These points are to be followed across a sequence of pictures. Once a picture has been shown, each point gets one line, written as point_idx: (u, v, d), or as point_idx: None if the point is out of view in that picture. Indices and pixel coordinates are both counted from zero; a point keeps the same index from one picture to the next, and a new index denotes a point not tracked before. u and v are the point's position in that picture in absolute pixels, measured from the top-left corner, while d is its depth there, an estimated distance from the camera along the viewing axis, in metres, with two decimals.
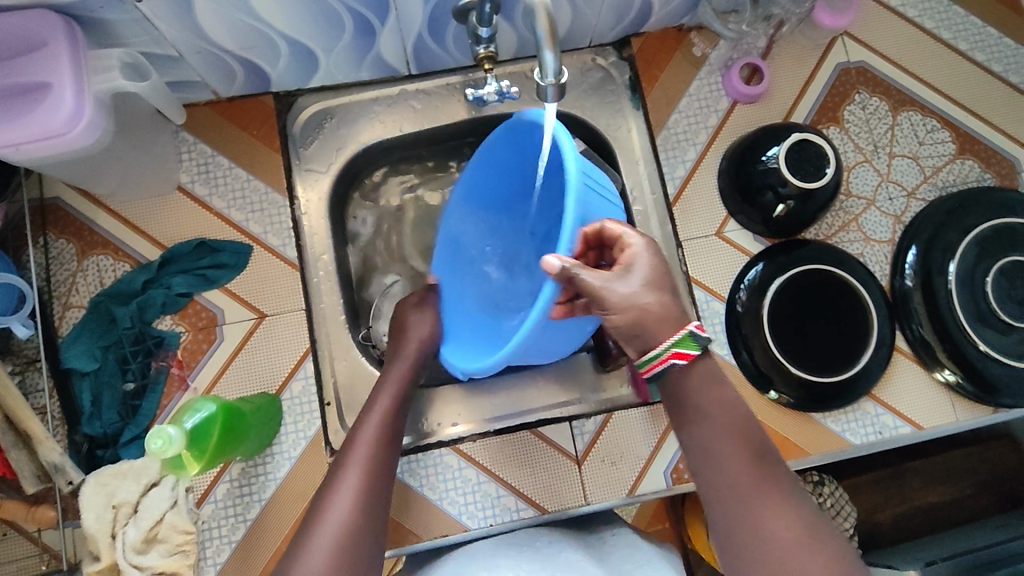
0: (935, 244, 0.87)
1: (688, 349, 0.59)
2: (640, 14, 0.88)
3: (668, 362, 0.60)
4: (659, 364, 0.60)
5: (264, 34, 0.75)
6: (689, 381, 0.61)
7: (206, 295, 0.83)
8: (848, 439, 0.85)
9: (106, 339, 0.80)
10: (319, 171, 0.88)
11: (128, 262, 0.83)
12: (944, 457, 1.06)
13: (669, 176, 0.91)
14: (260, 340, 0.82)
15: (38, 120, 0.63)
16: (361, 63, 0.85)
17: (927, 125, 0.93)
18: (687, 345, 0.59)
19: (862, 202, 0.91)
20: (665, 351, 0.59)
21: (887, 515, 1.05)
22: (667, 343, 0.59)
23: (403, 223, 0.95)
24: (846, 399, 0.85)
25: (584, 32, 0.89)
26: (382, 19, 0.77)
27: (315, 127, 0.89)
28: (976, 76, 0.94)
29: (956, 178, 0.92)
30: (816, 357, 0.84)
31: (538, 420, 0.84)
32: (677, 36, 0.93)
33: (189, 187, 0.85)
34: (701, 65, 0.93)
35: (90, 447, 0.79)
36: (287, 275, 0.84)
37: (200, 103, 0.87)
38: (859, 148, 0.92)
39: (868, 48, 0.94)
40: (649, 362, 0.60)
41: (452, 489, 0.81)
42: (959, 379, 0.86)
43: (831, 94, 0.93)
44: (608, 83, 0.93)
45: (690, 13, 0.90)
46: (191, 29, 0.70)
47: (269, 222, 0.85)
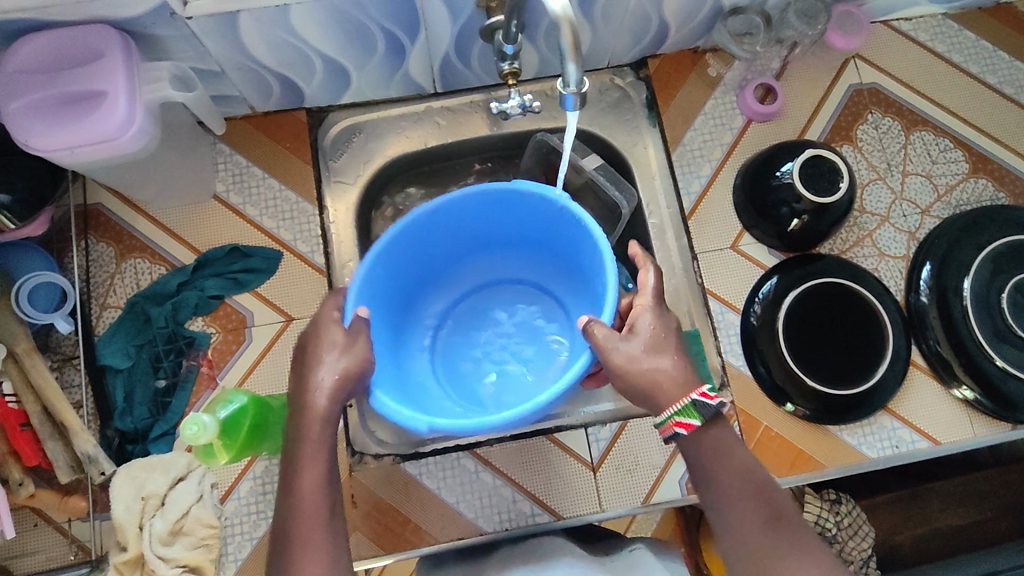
0: (950, 260, 0.88)
1: (688, 419, 0.60)
2: (658, 36, 0.91)
3: (671, 430, 0.61)
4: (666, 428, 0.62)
5: (302, 51, 0.79)
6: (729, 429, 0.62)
7: (237, 299, 0.86)
8: (864, 452, 0.85)
9: (140, 338, 0.83)
10: (347, 183, 0.91)
11: (164, 266, 0.86)
12: (963, 479, 1.05)
13: (685, 191, 0.93)
14: (286, 342, 0.85)
15: (93, 126, 0.68)
16: (390, 81, 0.90)
17: (939, 144, 0.95)
18: (690, 414, 0.60)
19: (875, 219, 0.92)
20: (665, 418, 0.62)
21: (906, 536, 1.03)
22: (672, 407, 0.61)
23: None
24: (862, 412, 0.85)
25: (603, 53, 0.93)
26: (412, 37, 0.81)
27: (344, 141, 0.93)
28: (988, 98, 0.96)
29: (970, 197, 0.93)
30: (831, 369, 0.85)
31: (554, 426, 0.85)
32: (692, 58, 0.97)
33: (224, 196, 0.89)
34: (716, 85, 0.96)
35: (120, 442, 0.81)
36: (315, 280, 0.88)
37: (238, 118, 0.91)
38: (872, 166, 0.94)
39: (880, 70, 0.97)
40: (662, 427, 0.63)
41: (468, 493, 0.82)
42: (976, 396, 0.86)
43: (844, 114, 0.95)
44: (625, 102, 0.96)
45: (705, 35, 0.94)
46: (236, 46, 0.75)
47: (299, 230, 0.89)
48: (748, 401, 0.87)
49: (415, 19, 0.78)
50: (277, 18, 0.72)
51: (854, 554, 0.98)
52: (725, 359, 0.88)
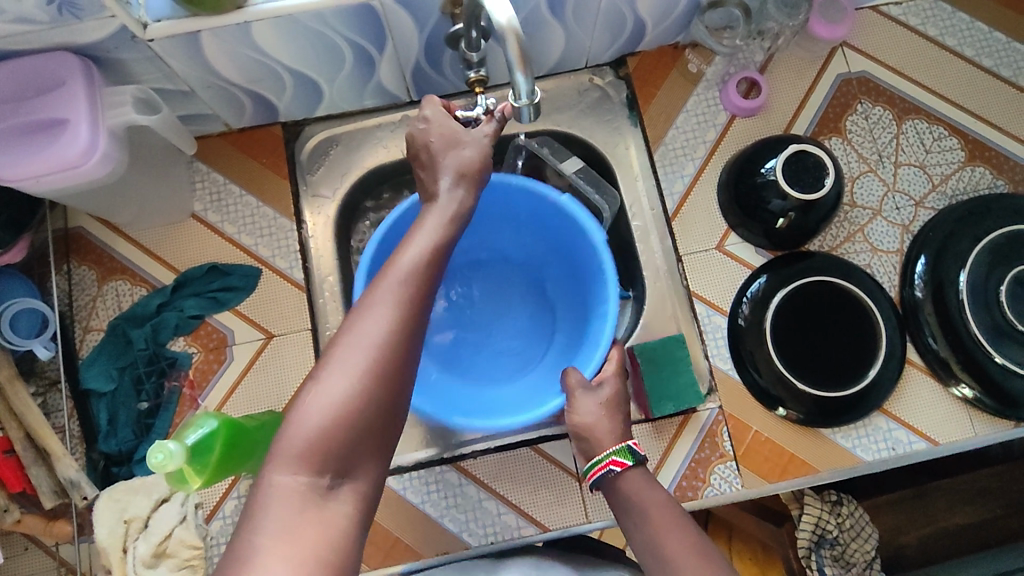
0: (945, 253, 0.85)
1: (625, 457, 0.68)
2: (635, 34, 0.89)
3: (606, 468, 0.69)
4: (599, 467, 0.69)
5: (270, 67, 0.79)
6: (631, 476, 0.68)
7: (217, 317, 0.86)
8: (859, 454, 0.83)
9: (122, 360, 0.83)
10: (325, 196, 0.91)
11: (144, 287, 0.86)
12: (973, 477, 1.01)
13: (668, 192, 0.91)
14: (267, 360, 0.85)
15: (55, 154, 0.68)
16: (363, 92, 0.89)
17: (933, 132, 0.91)
18: (626, 454, 0.69)
19: (867, 212, 0.89)
20: (604, 455, 0.69)
21: (913, 537, 1.00)
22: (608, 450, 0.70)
23: None
24: (857, 413, 0.83)
25: (580, 53, 0.91)
26: (380, 48, 0.80)
27: (321, 155, 0.92)
28: (984, 82, 0.92)
29: (967, 185, 0.90)
30: (823, 370, 0.83)
31: (538, 437, 0.83)
32: (673, 54, 0.94)
33: (202, 215, 0.89)
34: (697, 81, 0.93)
35: (106, 464, 0.81)
36: (294, 296, 0.87)
37: (213, 135, 0.91)
38: (862, 158, 0.91)
39: (870, 58, 0.93)
40: (594, 466, 0.70)
41: (453, 506, 0.81)
42: (977, 394, 0.83)
43: (833, 105, 0.92)
44: (605, 102, 0.94)
45: (684, 30, 0.91)
46: (201, 65, 0.75)
47: (277, 246, 0.89)
48: (737, 406, 0.84)
49: (380, 30, 0.77)
50: (240, 36, 0.71)
51: (857, 556, 0.96)
52: (712, 363, 0.86)
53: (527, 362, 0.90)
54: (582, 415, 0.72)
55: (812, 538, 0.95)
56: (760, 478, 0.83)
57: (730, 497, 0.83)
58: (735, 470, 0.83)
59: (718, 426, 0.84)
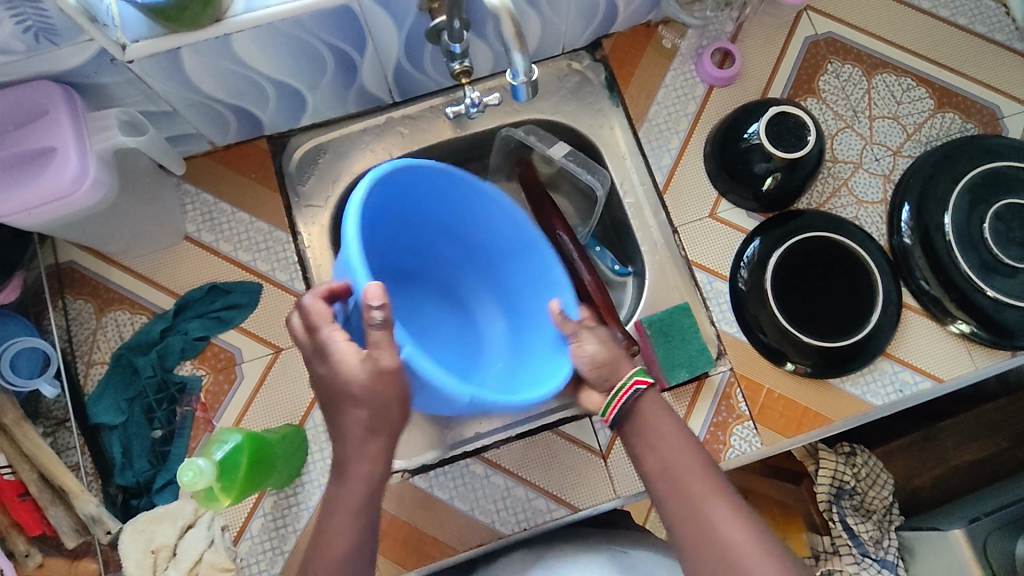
0: (928, 197, 0.88)
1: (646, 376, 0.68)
2: (608, 16, 0.91)
3: (632, 389, 0.67)
4: (626, 391, 0.67)
5: (252, 80, 0.78)
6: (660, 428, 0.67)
7: (222, 337, 0.85)
8: (870, 400, 0.85)
9: (130, 391, 0.82)
10: (318, 206, 0.91)
11: (145, 314, 0.85)
12: (976, 413, 1.04)
13: (657, 166, 0.93)
14: (278, 374, 0.84)
15: (46, 183, 0.67)
16: (346, 97, 0.89)
17: (902, 84, 0.94)
18: (645, 372, 0.68)
19: (849, 166, 0.92)
20: (626, 379, 0.67)
21: (926, 479, 1.03)
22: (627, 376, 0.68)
23: None
24: (862, 360, 0.85)
25: (556, 40, 0.93)
26: (360, 51, 0.80)
27: (310, 163, 0.92)
28: (944, 32, 0.96)
29: (939, 131, 0.93)
30: (825, 323, 0.85)
31: (560, 420, 0.84)
32: (646, 32, 0.97)
33: (196, 236, 0.88)
34: (672, 56, 0.96)
35: (124, 497, 0.80)
36: None
37: (199, 155, 0.90)
38: (838, 115, 0.93)
39: (834, 19, 0.96)
40: (618, 394, 0.67)
41: (482, 499, 0.81)
42: (973, 329, 0.86)
43: (804, 67, 0.95)
44: (586, 86, 0.97)
45: (655, 9, 0.94)
46: (183, 83, 0.74)
47: (275, 259, 0.88)
48: (748, 367, 0.86)
49: (361, 32, 0.77)
50: (220, 50, 0.71)
51: (876, 503, 0.98)
52: (719, 328, 0.87)
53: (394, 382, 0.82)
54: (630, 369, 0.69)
55: (831, 491, 0.96)
56: (778, 434, 0.84)
57: (751, 456, 0.84)
58: (752, 430, 0.84)
59: (732, 388, 0.85)
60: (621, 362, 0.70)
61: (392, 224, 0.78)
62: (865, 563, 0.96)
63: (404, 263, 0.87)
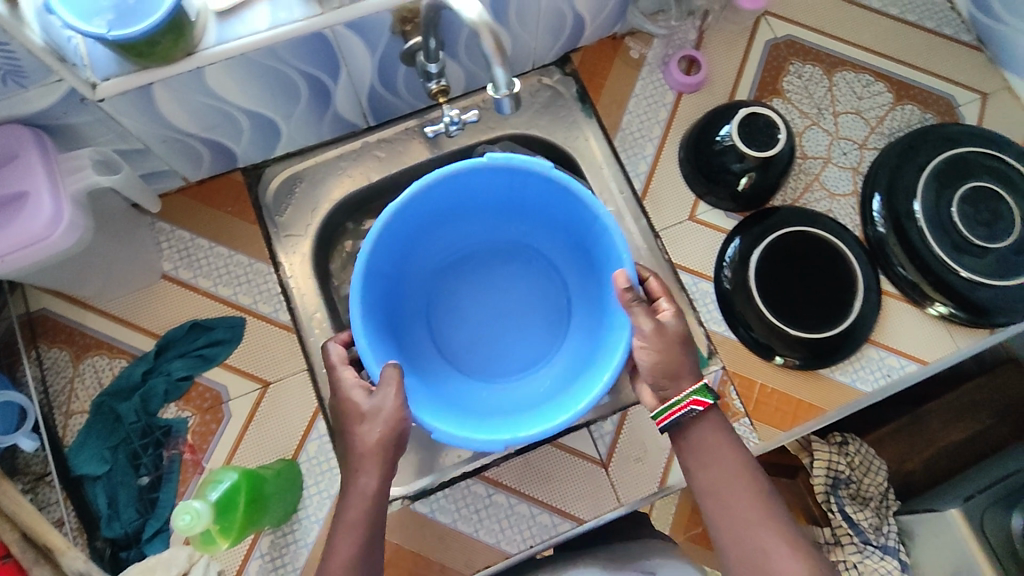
0: (896, 186, 0.90)
1: (705, 397, 0.66)
2: (575, 30, 0.93)
3: (687, 406, 0.67)
4: (680, 407, 0.66)
5: (225, 111, 0.78)
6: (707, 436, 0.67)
7: (207, 375, 0.83)
8: (861, 388, 0.86)
9: (114, 438, 0.79)
10: (298, 236, 0.88)
11: (124, 358, 0.82)
12: (958, 394, 1.06)
13: (634, 173, 0.95)
14: (267, 409, 0.82)
15: (20, 229, 0.66)
16: (321, 123, 0.89)
17: (861, 81, 0.98)
18: (707, 394, 0.67)
19: (819, 162, 0.95)
20: (686, 395, 0.66)
21: (918, 462, 1.04)
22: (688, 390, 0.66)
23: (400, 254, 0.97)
24: (848, 349, 0.86)
25: (526, 56, 0.94)
26: (334, 77, 0.81)
27: (287, 194, 0.90)
28: (896, 29, 1.00)
29: (900, 123, 0.96)
30: (810, 315, 0.86)
31: (557, 432, 0.82)
32: (613, 45, 0.99)
33: (173, 274, 0.86)
34: (640, 66, 0.98)
35: (113, 550, 0.77)
36: (284, 339, 0.85)
37: (173, 192, 0.89)
38: (804, 113, 0.96)
39: (792, 22, 0.99)
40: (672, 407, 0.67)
41: (485, 519, 0.80)
42: (951, 310, 0.87)
43: (767, 70, 0.98)
44: (557, 100, 0.97)
45: (621, 21, 0.96)
46: (155, 119, 0.73)
47: (257, 292, 0.87)
48: (740, 364, 0.87)
49: (333, 58, 0.77)
50: (193, 83, 0.70)
51: (871, 490, 0.99)
52: (708, 328, 0.88)
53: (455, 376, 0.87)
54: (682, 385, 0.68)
55: (827, 481, 0.97)
56: (773, 427, 0.85)
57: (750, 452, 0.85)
58: (749, 426, 0.85)
59: (725, 386, 0.86)
60: (683, 371, 0.68)
61: (451, 224, 0.87)
62: (868, 551, 0.94)
63: (485, 249, 0.93)
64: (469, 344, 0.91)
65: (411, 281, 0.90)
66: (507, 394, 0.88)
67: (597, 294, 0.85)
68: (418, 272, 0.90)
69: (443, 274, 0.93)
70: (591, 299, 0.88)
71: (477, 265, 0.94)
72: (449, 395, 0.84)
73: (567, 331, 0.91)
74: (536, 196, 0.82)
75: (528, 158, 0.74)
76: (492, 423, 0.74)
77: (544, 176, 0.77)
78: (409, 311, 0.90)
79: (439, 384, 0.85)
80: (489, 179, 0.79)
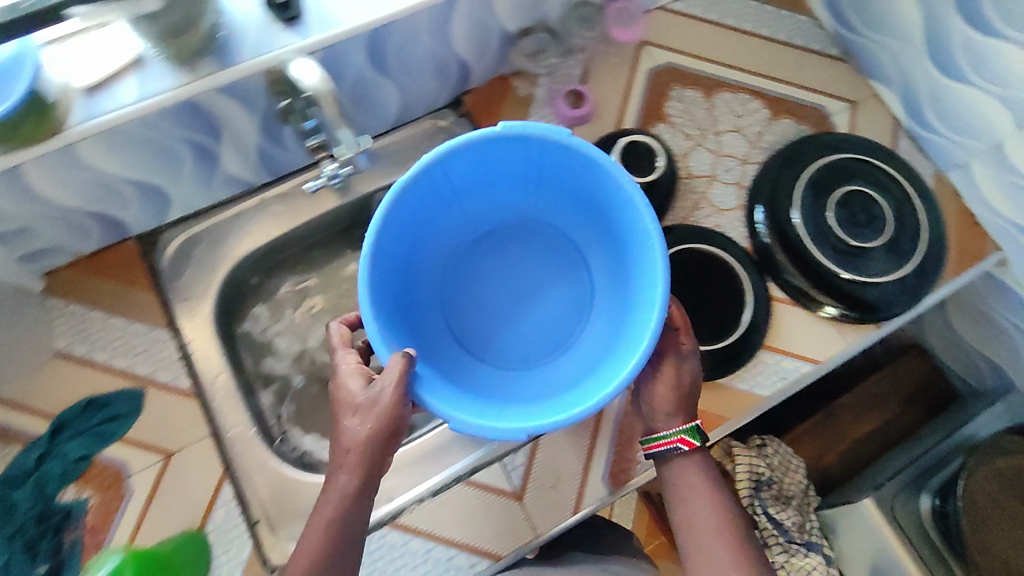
0: (777, 196, 0.95)
1: (693, 437, 0.73)
2: (460, 74, 0.96)
3: (674, 443, 0.74)
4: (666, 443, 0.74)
5: (104, 182, 0.77)
6: (692, 467, 0.74)
7: (106, 453, 0.81)
8: (760, 393, 0.89)
9: (8, 529, 0.77)
10: (195, 298, 0.87)
11: (17, 443, 0.81)
12: (866, 386, 1.19)
13: None
14: (171, 480, 0.81)
15: None
16: (212, 183, 0.88)
17: (739, 100, 1.03)
18: (695, 435, 0.74)
19: (705, 180, 0.98)
20: (675, 433, 0.73)
21: (834, 457, 1.14)
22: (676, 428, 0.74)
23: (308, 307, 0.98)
24: (746, 355, 0.89)
25: (415, 102, 0.96)
26: (215, 137, 0.81)
27: (184, 257, 0.89)
28: (768, 49, 1.05)
29: (779, 136, 1.01)
30: (707, 328, 0.89)
31: (470, 469, 0.82)
32: (501, 86, 1.01)
33: (67, 351, 0.84)
34: (530, 103, 1.01)
35: None
36: (186, 406, 0.84)
37: (61, 267, 0.87)
38: (688, 136, 1.00)
39: (671, 50, 1.04)
40: (659, 440, 0.74)
41: (402, 566, 0.80)
42: (841, 310, 0.92)
43: (650, 97, 1.02)
44: (453, 142, 1.01)
45: (504, 62, 0.99)
46: (28, 198, 0.72)
47: (157, 360, 0.85)
48: None
49: (209, 119, 0.77)
50: (62, 159, 0.70)
51: (793, 489, 1.04)
52: None
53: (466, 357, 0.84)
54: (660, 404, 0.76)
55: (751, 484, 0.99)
56: None
57: None
58: None
59: None
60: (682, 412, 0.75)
61: (470, 201, 0.82)
62: (795, 550, 0.99)
63: (516, 228, 0.89)
64: (476, 332, 0.86)
65: (426, 272, 0.85)
66: (511, 387, 0.81)
67: (623, 281, 0.79)
68: (433, 254, 0.85)
69: (456, 258, 0.88)
70: (614, 286, 0.83)
71: (499, 247, 0.89)
72: (461, 377, 0.79)
73: (590, 320, 0.84)
74: (556, 175, 0.78)
75: (543, 126, 0.69)
76: (509, 408, 0.70)
77: (568, 151, 0.71)
78: (424, 295, 0.85)
79: (453, 371, 0.79)
80: (507, 158, 0.75)
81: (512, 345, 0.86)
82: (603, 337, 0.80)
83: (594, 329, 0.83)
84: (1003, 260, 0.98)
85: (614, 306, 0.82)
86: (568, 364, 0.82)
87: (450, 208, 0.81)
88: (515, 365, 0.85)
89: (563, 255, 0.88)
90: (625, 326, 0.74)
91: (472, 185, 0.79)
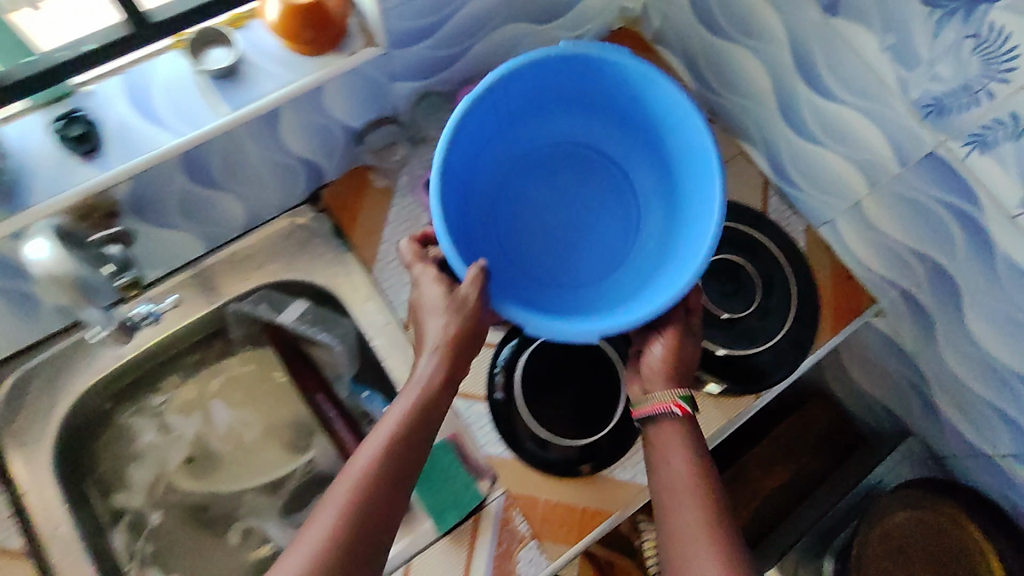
0: None
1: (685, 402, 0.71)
2: (310, 171, 0.91)
3: (664, 408, 0.71)
4: (655, 407, 0.72)
5: None
6: (667, 434, 0.71)
7: None
8: (642, 482, 0.84)
9: None
10: (31, 443, 0.84)
11: None
12: (774, 438, 1.18)
13: (397, 303, 0.93)
14: None
15: None
16: (42, 319, 0.85)
17: None
18: (688, 400, 0.71)
19: None
20: (670, 396, 0.71)
21: (748, 511, 1.13)
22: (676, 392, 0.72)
23: (170, 429, 0.95)
24: (626, 441, 0.86)
25: (264, 204, 0.92)
26: (25, 281, 0.77)
27: (18, 400, 0.85)
28: None
29: None
30: (584, 418, 0.87)
31: None
32: (359, 176, 0.96)
33: None
34: (391, 193, 0.96)
35: None
36: (21, 566, 0.80)
37: None
38: None
39: None
40: (653, 403, 0.72)
41: None
42: (720, 384, 0.91)
43: None
44: (314, 238, 0.96)
45: (355, 154, 0.94)
46: None
47: None
48: (518, 483, 0.84)
49: (11, 269, 0.74)
50: None
51: None
52: (487, 451, 0.85)
53: (553, 274, 0.86)
54: (655, 357, 0.76)
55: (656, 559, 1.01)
56: (559, 544, 0.82)
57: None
58: (536, 548, 0.82)
59: (510, 512, 0.84)
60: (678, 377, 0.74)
61: (539, 115, 0.84)
62: None
63: (546, 156, 0.89)
64: (552, 244, 0.88)
65: (483, 191, 0.85)
66: (620, 281, 0.84)
67: (671, 192, 0.82)
68: (486, 175, 0.84)
69: (505, 181, 0.87)
70: (663, 192, 0.85)
71: (548, 166, 0.89)
72: (558, 307, 0.79)
73: (644, 227, 0.87)
74: (597, 93, 0.80)
75: (584, 43, 0.71)
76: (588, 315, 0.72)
77: (658, 87, 0.73)
78: (484, 224, 0.84)
79: (540, 300, 0.80)
80: (591, 79, 0.76)
81: (597, 261, 0.88)
82: (632, 276, 0.83)
83: (655, 227, 0.85)
84: (879, 311, 0.98)
85: (653, 233, 0.85)
86: (626, 279, 0.83)
87: (507, 130, 0.82)
88: (590, 284, 0.85)
89: (612, 176, 0.90)
90: (681, 240, 0.76)
91: (511, 111, 0.80)
